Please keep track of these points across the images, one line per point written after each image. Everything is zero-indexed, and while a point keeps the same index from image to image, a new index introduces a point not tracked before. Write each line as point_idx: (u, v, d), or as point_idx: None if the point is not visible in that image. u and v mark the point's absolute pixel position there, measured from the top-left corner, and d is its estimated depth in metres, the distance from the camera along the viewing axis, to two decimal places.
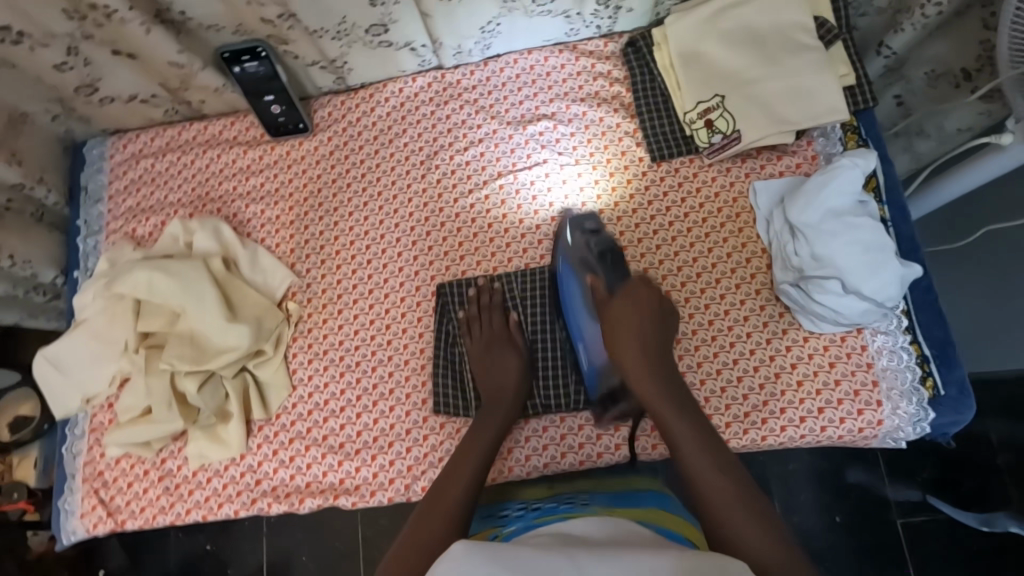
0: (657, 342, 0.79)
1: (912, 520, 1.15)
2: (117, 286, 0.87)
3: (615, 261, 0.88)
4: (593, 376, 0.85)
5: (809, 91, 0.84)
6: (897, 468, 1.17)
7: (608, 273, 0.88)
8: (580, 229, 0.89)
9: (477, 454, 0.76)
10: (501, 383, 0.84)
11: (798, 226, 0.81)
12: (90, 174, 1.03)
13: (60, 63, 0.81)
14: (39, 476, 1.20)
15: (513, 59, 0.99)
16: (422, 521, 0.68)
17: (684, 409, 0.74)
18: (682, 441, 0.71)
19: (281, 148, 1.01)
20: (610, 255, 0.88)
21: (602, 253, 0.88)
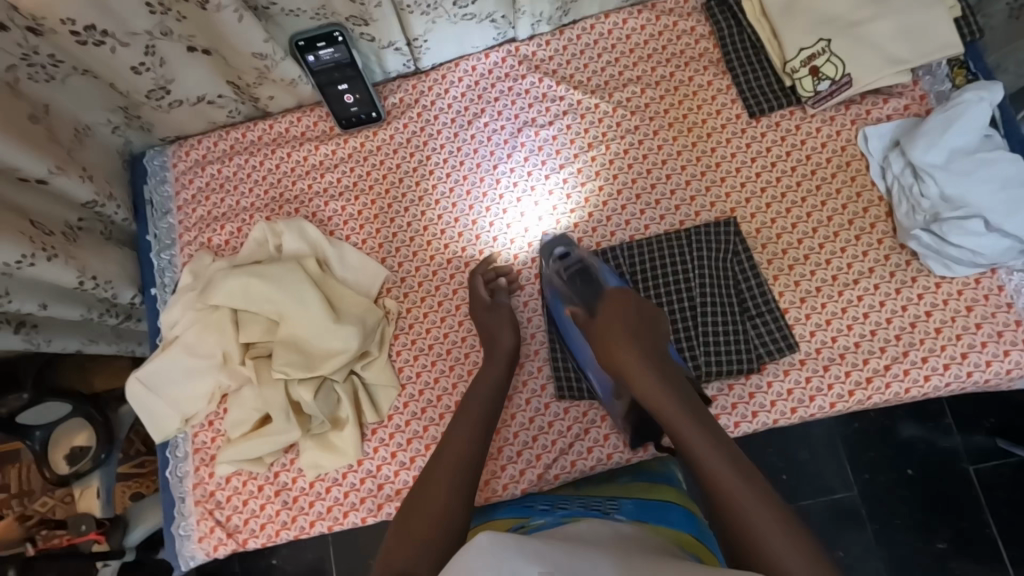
0: (654, 343, 0.77)
1: (984, 467, 1.13)
2: (214, 296, 0.82)
3: (588, 278, 0.85)
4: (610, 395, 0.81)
5: (919, 27, 0.81)
6: (962, 417, 1.15)
7: (582, 292, 0.85)
8: (551, 255, 0.87)
9: (472, 416, 0.76)
10: (501, 337, 0.83)
11: (925, 167, 0.78)
12: (155, 186, 0.98)
13: (138, 64, 0.75)
14: (103, 506, 1.15)
15: (589, 24, 0.94)
16: (422, 492, 0.69)
17: (676, 385, 0.73)
18: (670, 414, 0.70)
19: (354, 140, 0.96)
20: (580, 275, 0.85)
21: (573, 274, 0.85)
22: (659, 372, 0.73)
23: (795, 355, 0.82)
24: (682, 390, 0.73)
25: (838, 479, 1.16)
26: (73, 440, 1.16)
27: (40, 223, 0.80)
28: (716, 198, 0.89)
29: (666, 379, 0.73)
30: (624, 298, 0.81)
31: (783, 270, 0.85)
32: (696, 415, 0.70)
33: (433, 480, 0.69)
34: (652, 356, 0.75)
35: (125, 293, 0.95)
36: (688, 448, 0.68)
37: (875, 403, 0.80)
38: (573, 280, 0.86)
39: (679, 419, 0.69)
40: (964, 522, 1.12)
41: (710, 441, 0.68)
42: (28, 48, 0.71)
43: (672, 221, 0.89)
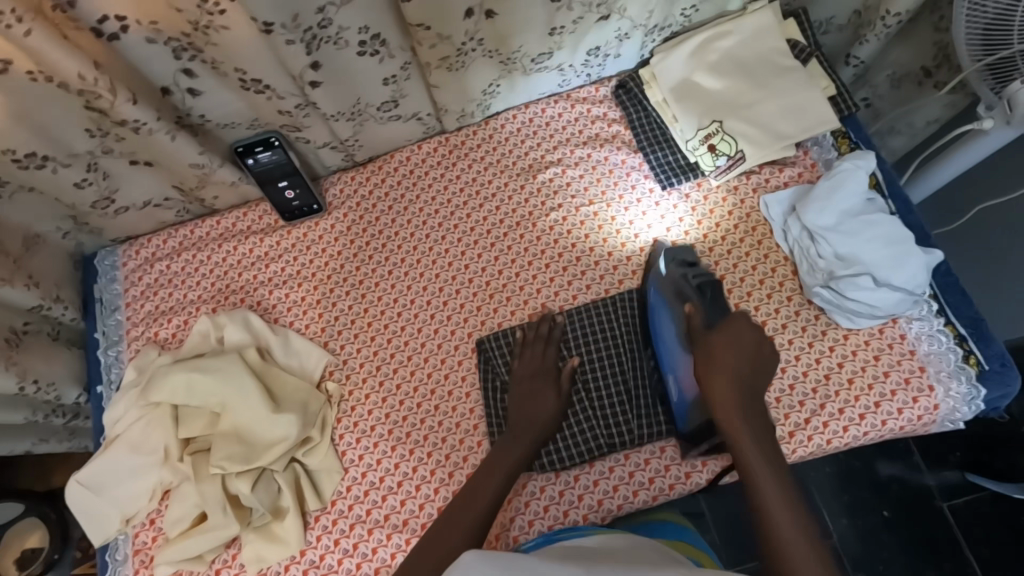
0: (752, 378, 0.78)
1: (959, 504, 1.14)
2: (153, 394, 0.84)
3: (715, 294, 0.88)
4: (685, 408, 0.84)
5: (798, 106, 0.91)
6: (929, 453, 1.18)
7: (708, 308, 0.87)
8: (677, 261, 0.89)
9: (492, 484, 0.78)
10: (535, 402, 0.84)
11: (816, 230, 0.85)
12: (105, 284, 1.01)
13: (80, 180, 0.81)
14: None
15: (511, 114, 1.03)
16: (440, 530, 0.74)
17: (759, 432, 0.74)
18: (748, 452, 0.72)
19: (297, 231, 1.02)
20: (708, 287, 0.88)
21: (700, 286, 0.88)
22: (750, 412, 0.75)
23: None
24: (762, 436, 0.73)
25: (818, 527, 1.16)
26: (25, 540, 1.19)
27: None
28: (637, 266, 0.94)
29: (752, 423, 0.74)
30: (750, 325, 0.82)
31: None
32: (771, 462, 0.71)
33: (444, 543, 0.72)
34: (743, 384, 0.77)
35: (69, 392, 0.96)
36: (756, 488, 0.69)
37: (801, 456, 0.83)
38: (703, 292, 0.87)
39: (754, 459, 0.71)
40: (946, 564, 1.12)
41: (779, 496, 0.68)
42: None
43: (598, 291, 0.94)
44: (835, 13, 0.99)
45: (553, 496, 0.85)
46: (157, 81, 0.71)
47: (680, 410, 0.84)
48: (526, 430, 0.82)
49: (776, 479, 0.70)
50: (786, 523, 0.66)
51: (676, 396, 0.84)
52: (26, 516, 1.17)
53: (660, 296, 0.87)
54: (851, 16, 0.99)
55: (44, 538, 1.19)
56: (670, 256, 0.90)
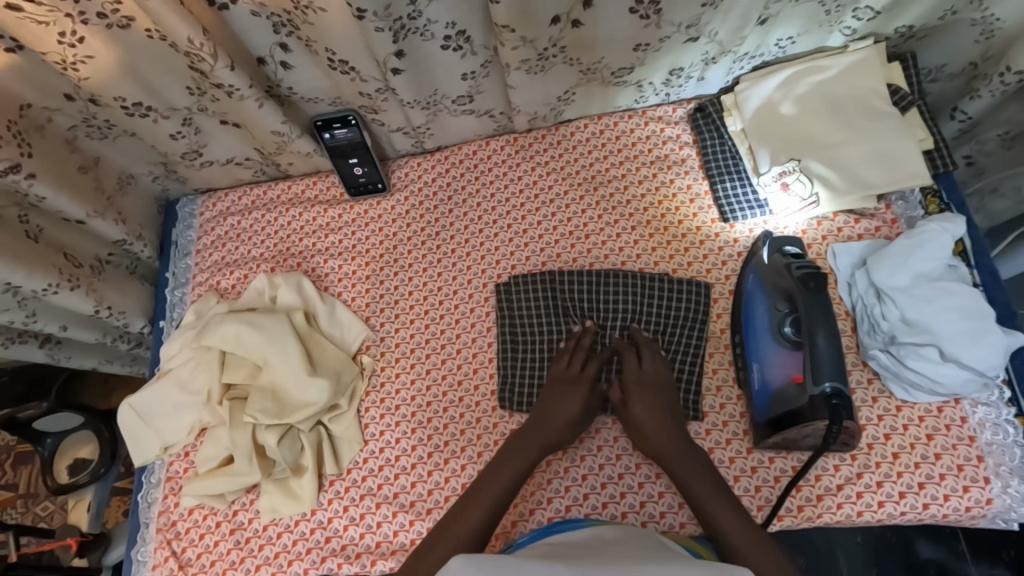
0: (660, 391, 0.83)
1: None
2: (206, 338, 0.90)
3: (822, 288, 0.75)
4: (764, 400, 0.80)
5: (886, 156, 0.86)
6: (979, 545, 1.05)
7: (811, 301, 0.75)
8: (780, 250, 0.82)
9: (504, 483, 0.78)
10: (551, 411, 0.83)
11: (885, 290, 0.79)
12: (181, 229, 1.10)
13: (175, 132, 0.87)
14: (90, 520, 1.33)
15: (582, 123, 1.03)
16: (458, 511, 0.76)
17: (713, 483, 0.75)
18: (696, 489, 0.74)
19: (359, 206, 1.06)
20: (813, 280, 0.75)
21: (804, 277, 0.76)
22: (673, 417, 0.80)
23: (746, 460, 0.82)
24: (717, 480, 0.75)
25: None
26: (79, 451, 1.34)
27: (72, 256, 0.92)
28: (679, 269, 0.93)
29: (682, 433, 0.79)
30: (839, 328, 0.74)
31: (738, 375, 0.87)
32: (732, 506, 0.72)
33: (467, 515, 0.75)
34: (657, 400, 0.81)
35: (135, 322, 1.05)
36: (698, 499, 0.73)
37: (826, 523, 0.78)
38: (804, 281, 0.76)
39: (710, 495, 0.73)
40: None
41: (726, 507, 0.72)
42: (87, 114, 0.85)
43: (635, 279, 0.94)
44: (947, 61, 0.92)
45: (559, 509, 0.84)
46: (255, 51, 0.77)
47: (760, 395, 0.80)
48: (532, 449, 0.80)
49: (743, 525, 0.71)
50: (718, 506, 0.72)
51: (757, 383, 0.81)
52: (82, 429, 1.31)
53: (762, 286, 0.83)
54: (965, 66, 0.91)
55: (93, 452, 1.33)
56: (775, 246, 0.83)
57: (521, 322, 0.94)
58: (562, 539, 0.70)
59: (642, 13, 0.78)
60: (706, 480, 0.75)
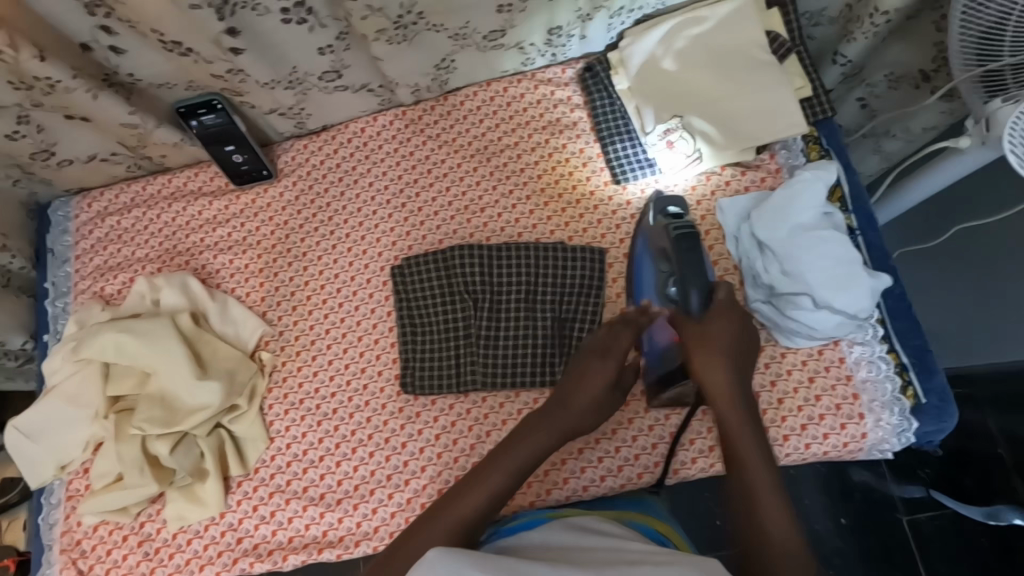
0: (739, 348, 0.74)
1: (918, 520, 1.09)
2: (83, 351, 0.86)
3: (695, 246, 0.75)
4: (657, 357, 0.82)
5: (764, 108, 0.86)
6: (899, 464, 1.11)
7: (685, 261, 0.74)
8: (663, 212, 0.82)
9: (503, 476, 0.69)
10: (571, 393, 0.76)
11: (765, 243, 0.81)
12: (56, 235, 1.02)
13: (12, 132, 0.80)
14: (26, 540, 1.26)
15: (472, 91, 0.99)
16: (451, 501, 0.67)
17: (774, 479, 0.67)
18: (748, 450, 0.69)
19: (246, 196, 1.01)
20: (687, 240, 0.75)
21: (680, 236, 0.75)
22: (740, 379, 0.73)
23: (644, 419, 0.84)
24: (768, 454, 0.69)
25: None
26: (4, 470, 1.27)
27: None
28: (575, 235, 0.92)
29: (744, 394, 0.72)
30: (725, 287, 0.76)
31: None
32: (773, 481, 0.67)
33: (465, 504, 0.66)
34: (733, 356, 0.73)
35: (14, 339, 1.00)
36: (740, 464, 0.68)
37: (719, 470, 0.82)
38: (680, 244, 0.75)
39: (751, 463, 0.68)
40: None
41: (766, 480, 0.67)
42: None
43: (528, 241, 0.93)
44: (826, 5, 0.91)
45: None
46: (76, 37, 0.70)
47: (652, 353, 0.82)
48: (552, 436, 0.73)
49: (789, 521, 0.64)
50: (761, 475, 0.67)
51: (648, 343, 0.83)
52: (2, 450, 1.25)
53: (648, 249, 0.83)
54: (842, 9, 0.91)
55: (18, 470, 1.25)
56: (659, 208, 0.83)
57: (418, 301, 0.92)
58: (540, 534, 0.62)
59: None
60: (758, 453, 0.68)
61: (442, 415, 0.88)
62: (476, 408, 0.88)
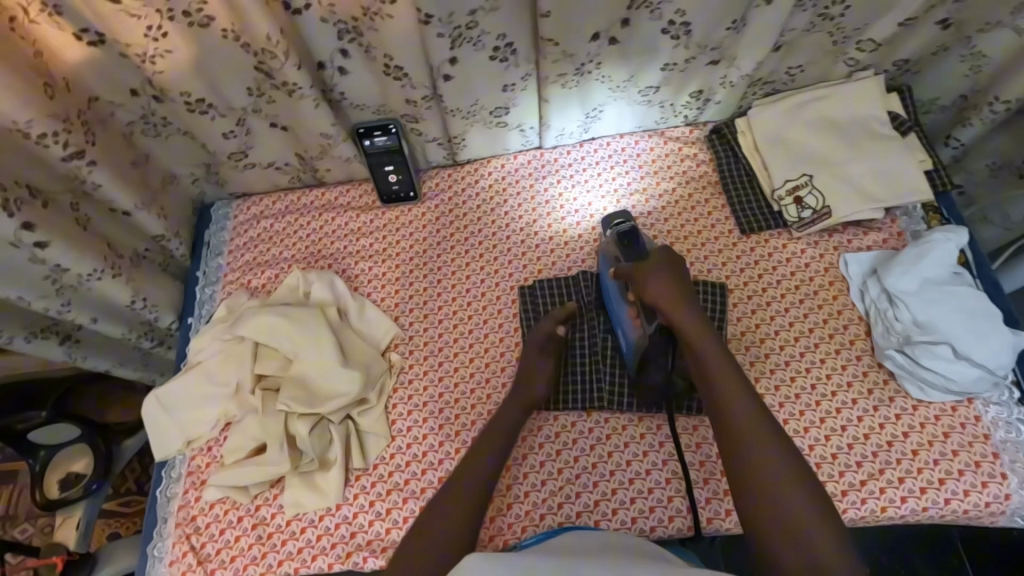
0: (691, 294, 0.84)
1: None
2: (241, 329, 0.93)
3: (632, 241, 0.90)
4: (631, 354, 0.90)
5: (892, 176, 0.93)
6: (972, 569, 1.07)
7: (629, 252, 0.90)
8: (611, 226, 0.95)
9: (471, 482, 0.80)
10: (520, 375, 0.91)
11: (897, 293, 0.84)
12: (215, 231, 1.13)
13: (227, 131, 0.93)
14: (78, 539, 1.28)
15: (605, 141, 1.10)
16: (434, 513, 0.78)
17: (757, 411, 0.74)
18: (724, 374, 0.76)
19: (391, 212, 1.10)
20: (628, 235, 0.90)
21: (621, 235, 0.90)
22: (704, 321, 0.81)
23: None
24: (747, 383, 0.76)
25: None
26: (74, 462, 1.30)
27: (113, 246, 0.93)
28: (699, 271, 0.98)
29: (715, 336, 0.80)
30: (671, 262, 0.87)
31: (764, 373, 0.89)
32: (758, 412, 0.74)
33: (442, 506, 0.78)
34: (690, 299, 0.83)
35: (165, 318, 1.06)
36: (721, 392, 0.76)
37: (852, 519, 0.80)
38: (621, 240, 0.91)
39: (734, 392, 0.75)
40: None
41: (749, 406, 0.74)
42: (147, 110, 0.89)
43: None
44: (939, 95, 1.01)
45: (588, 505, 0.86)
46: (315, 55, 0.84)
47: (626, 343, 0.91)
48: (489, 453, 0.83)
49: (785, 464, 0.69)
50: (741, 402, 0.74)
51: (624, 344, 0.92)
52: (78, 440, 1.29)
53: (604, 262, 0.95)
54: (956, 99, 1.01)
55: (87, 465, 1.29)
56: (607, 224, 0.97)
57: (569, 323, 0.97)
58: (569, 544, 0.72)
59: (674, 33, 0.87)
60: (737, 381, 0.76)
61: (564, 432, 0.91)
62: (598, 428, 0.90)
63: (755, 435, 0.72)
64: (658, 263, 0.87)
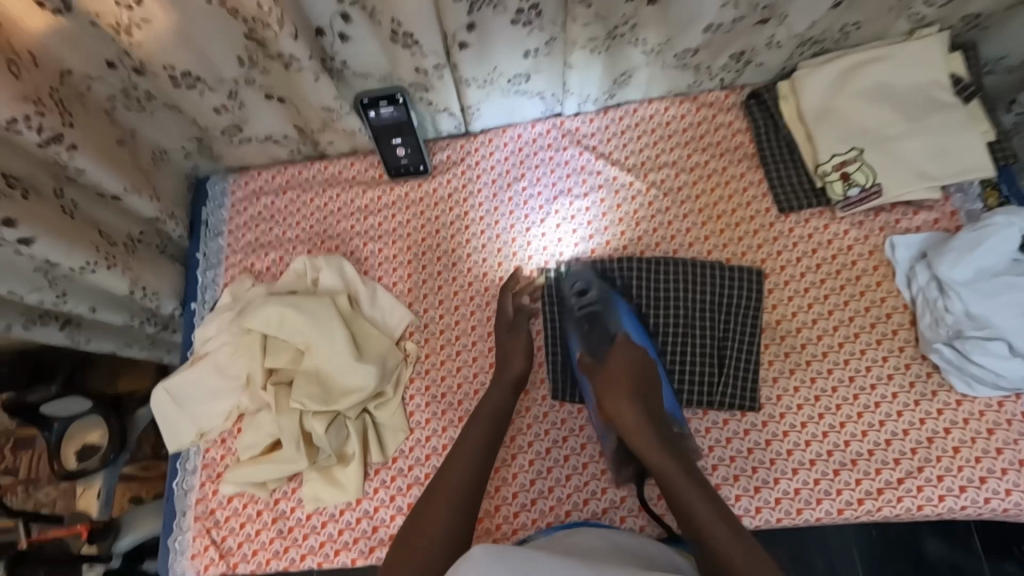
0: (643, 383, 0.81)
1: None
2: (247, 321, 0.88)
3: (598, 323, 0.89)
4: (605, 435, 0.84)
5: (952, 151, 0.84)
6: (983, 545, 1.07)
7: (591, 336, 0.89)
8: (571, 287, 0.91)
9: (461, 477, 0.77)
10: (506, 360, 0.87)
11: (949, 283, 0.79)
12: (212, 209, 1.05)
13: (219, 106, 0.84)
14: (101, 508, 1.27)
15: (632, 108, 1.00)
16: (426, 511, 0.75)
17: (715, 510, 0.69)
18: (674, 474, 0.72)
19: (400, 189, 1.02)
20: (588, 319, 0.90)
21: (583, 317, 0.90)
22: (649, 413, 0.78)
23: (804, 452, 0.81)
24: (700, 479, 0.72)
25: None
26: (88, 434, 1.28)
27: (106, 233, 0.87)
28: (732, 254, 0.92)
29: (661, 431, 0.76)
30: (625, 349, 0.84)
31: (799, 364, 0.85)
32: (715, 508, 0.69)
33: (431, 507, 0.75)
34: (637, 391, 0.79)
35: (167, 304, 1.01)
36: (676, 493, 0.71)
37: (886, 517, 0.78)
38: (586, 321, 0.90)
39: (688, 491, 0.70)
40: None
41: (706, 506, 0.69)
42: (128, 84, 0.80)
43: (684, 254, 0.93)
44: (1007, 53, 0.90)
45: (614, 499, 0.84)
46: (314, 21, 0.76)
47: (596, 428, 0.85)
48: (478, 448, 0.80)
49: (751, 562, 0.64)
50: (698, 503, 0.70)
51: (597, 426, 0.85)
52: (91, 413, 1.28)
53: (568, 333, 0.91)
54: None
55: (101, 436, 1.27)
56: (563, 283, 0.92)
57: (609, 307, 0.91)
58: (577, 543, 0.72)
59: None
60: (686, 477, 0.71)
61: (588, 425, 0.88)
62: None
63: (714, 537, 0.67)
64: (613, 356, 0.84)
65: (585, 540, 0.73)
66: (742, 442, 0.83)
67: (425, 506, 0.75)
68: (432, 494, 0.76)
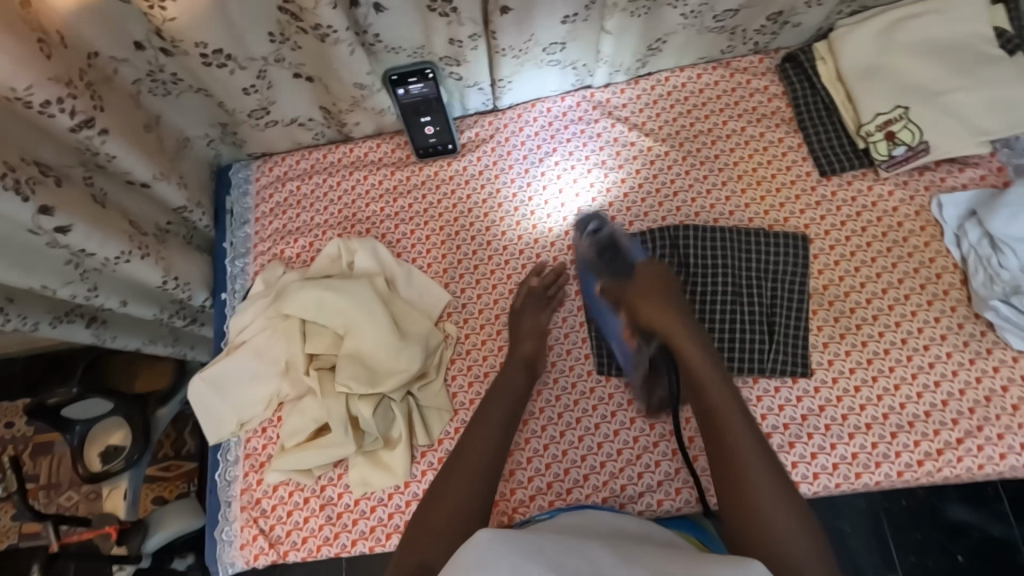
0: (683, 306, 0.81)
1: None
2: (286, 306, 0.86)
3: (616, 253, 0.89)
4: (629, 360, 0.85)
5: (1002, 104, 0.82)
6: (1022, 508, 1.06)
7: (610, 266, 0.89)
8: (585, 229, 0.91)
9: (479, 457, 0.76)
10: (517, 338, 0.86)
11: (1002, 239, 0.77)
12: (237, 197, 1.03)
13: (248, 86, 0.83)
14: (127, 509, 1.22)
15: (663, 76, 0.98)
16: (445, 490, 0.74)
17: (748, 431, 0.71)
18: (714, 394, 0.73)
19: (429, 169, 1.00)
20: (608, 250, 0.90)
21: (602, 250, 0.90)
22: (694, 336, 0.77)
23: (860, 416, 0.80)
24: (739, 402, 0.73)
25: (882, 558, 1.08)
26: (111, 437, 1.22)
27: (136, 223, 0.85)
28: (775, 220, 0.90)
29: (707, 353, 0.76)
30: (657, 271, 0.84)
31: (850, 329, 0.83)
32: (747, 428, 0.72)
33: (450, 486, 0.74)
34: (682, 314, 0.79)
35: (197, 296, 0.99)
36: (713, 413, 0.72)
37: (945, 477, 0.77)
38: (604, 254, 0.90)
39: (729, 414, 0.72)
40: None
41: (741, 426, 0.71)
42: (155, 66, 0.78)
43: (725, 221, 0.91)
44: None
45: (668, 472, 0.83)
46: None
47: (624, 360, 0.85)
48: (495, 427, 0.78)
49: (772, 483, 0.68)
50: (733, 422, 0.71)
51: (620, 355, 0.86)
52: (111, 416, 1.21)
53: (585, 270, 0.90)
54: None
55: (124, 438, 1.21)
56: (583, 228, 0.92)
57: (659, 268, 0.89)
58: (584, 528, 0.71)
59: None
60: (729, 401, 0.73)
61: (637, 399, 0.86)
62: None
63: (744, 454, 0.69)
64: (646, 278, 0.83)
65: (591, 525, 0.71)
66: (795, 409, 0.81)
67: (442, 484, 0.75)
68: (448, 473, 0.76)
